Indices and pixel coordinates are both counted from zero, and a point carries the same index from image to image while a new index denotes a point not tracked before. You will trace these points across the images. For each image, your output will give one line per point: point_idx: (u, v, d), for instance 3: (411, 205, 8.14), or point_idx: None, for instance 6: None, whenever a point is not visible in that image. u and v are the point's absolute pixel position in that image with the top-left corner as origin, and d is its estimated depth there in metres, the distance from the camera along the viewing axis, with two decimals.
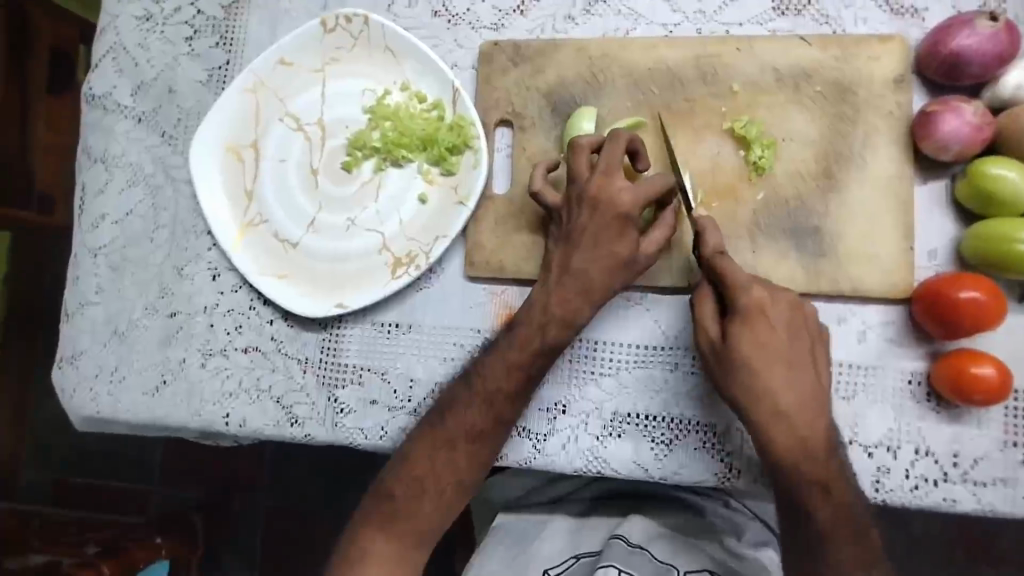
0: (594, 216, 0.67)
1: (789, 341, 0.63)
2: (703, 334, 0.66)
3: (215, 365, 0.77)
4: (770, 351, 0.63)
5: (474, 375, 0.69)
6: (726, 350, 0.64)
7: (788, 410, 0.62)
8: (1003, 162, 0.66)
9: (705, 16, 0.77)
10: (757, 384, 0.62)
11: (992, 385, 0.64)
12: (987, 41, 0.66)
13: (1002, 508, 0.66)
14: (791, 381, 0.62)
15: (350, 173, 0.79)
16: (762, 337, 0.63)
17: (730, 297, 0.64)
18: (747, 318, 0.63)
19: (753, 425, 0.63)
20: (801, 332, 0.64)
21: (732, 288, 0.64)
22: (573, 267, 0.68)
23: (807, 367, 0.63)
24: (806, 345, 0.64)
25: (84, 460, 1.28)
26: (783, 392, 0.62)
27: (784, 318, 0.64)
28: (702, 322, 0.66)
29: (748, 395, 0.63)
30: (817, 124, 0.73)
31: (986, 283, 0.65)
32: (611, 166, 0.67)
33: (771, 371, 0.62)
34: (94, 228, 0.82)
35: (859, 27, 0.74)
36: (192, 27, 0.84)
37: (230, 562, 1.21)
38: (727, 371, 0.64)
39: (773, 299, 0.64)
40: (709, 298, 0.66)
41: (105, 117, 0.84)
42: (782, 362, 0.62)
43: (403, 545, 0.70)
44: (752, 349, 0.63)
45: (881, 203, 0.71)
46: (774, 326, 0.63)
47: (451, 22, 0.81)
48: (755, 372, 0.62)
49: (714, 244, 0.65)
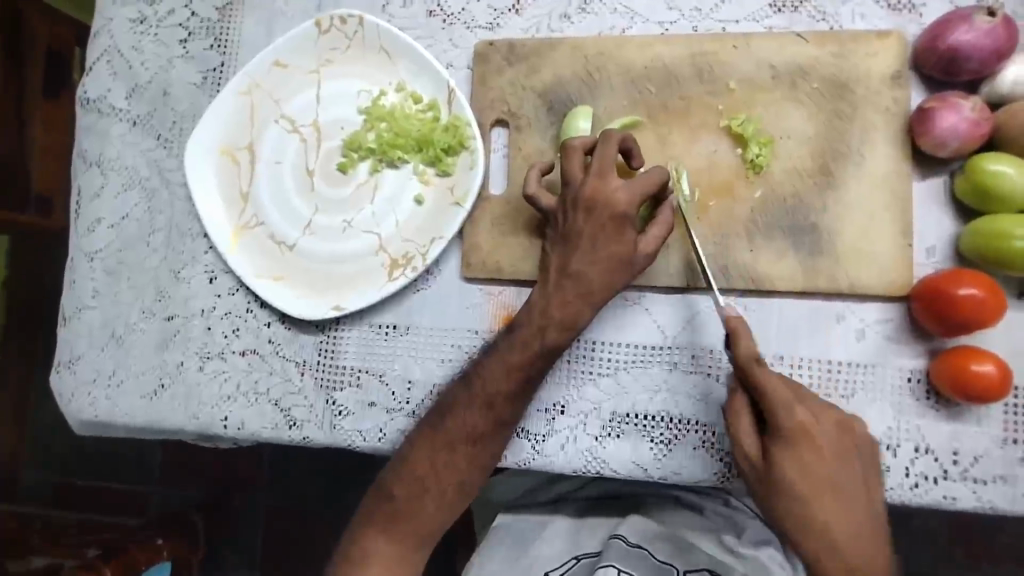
0: (590, 218, 0.67)
1: (839, 468, 0.60)
2: (740, 450, 0.62)
3: (213, 369, 0.77)
4: (819, 483, 0.59)
5: (475, 378, 0.69)
6: (770, 474, 0.60)
7: (845, 548, 0.58)
8: (1001, 158, 0.65)
9: (702, 13, 0.76)
10: (810, 517, 0.59)
11: (992, 383, 0.63)
12: (985, 36, 0.66)
13: (1002, 506, 0.66)
14: (844, 512, 0.59)
15: (346, 174, 0.79)
16: (810, 464, 0.59)
17: (769, 414, 0.60)
18: (793, 441, 0.60)
19: (804, 553, 0.59)
20: (849, 455, 0.61)
21: (774, 409, 0.60)
22: (571, 269, 0.67)
23: (857, 494, 0.60)
24: (854, 468, 0.60)
25: (84, 462, 1.28)
26: (837, 530, 0.58)
27: (832, 440, 0.60)
28: (739, 434, 0.62)
29: (793, 526, 0.59)
30: (814, 121, 0.73)
31: (984, 280, 0.64)
32: (603, 166, 0.67)
33: (822, 502, 0.59)
34: (90, 232, 0.82)
35: (856, 23, 0.74)
36: (186, 29, 0.84)
37: (231, 563, 1.21)
38: (773, 493, 0.60)
39: (818, 420, 0.61)
40: (742, 406, 0.63)
41: (100, 120, 0.83)
42: (832, 492, 0.59)
43: (405, 547, 0.70)
44: (801, 472, 0.59)
45: (879, 200, 0.71)
46: (822, 450, 0.60)
47: (446, 22, 0.80)
48: (807, 503, 0.59)
49: (749, 348, 0.62)
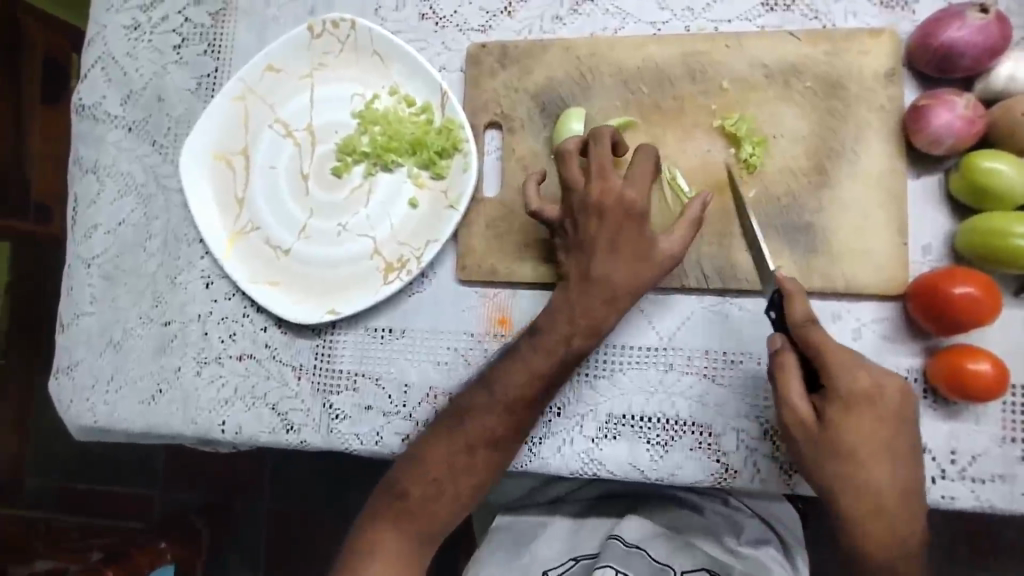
0: (607, 219, 0.66)
1: (895, 433, 0.60)
2: (792, 413, 0.62)
3: (210, 373, 0.78)
4: (876, 447, 0.60)
5: (493, 382, 0.69)
6: (826, 438, 0.60)
7: (890, 507, 0.60)
8: (997, 156, 0.65)
9: (694, 13, 0.76)
10: (857, 477, 0.60)
11: (989, 381, 0.63)
12: (978, 33, 0.65)
13: (1001, 505, 0.66)
14: (894, 473, 0.60)
15: (340, 179, 0.79)
16: (869, 428, 0.60)
17: (831, 381, 0.60)
18: (854, 406, 0.59)
19: (848, 514, 0.61)
20: (905, 419, 0.60)
21: (836, 375, 0.60)
22: (594, 274, 0.67)
23: (907, 455, 0.61)
24: (907, 430, 0.61)
25: (87, 467, 1.28)
26: (886, 491, 0.60)
27: (895, 405, 0.60)
28: (790, 398, 0.62)
29: (844, 487, 0.60)
30: (807, 120, 0.72)
31: (980, 278, 0.64)
32: (602, 165, 0.67)
33: (875, 464, 0.60)
34: (88, 238, 0.82)
35: (848, 21, 0.74)
36: (179, 35, 0.84)
37: (235, 565, 1.22)
38: (826, 456, 0.61)
39: (881, 385, 0.60)
40: (793, 368, 0.62)
41: (96, 127, 0.84)
42: (888, 456, 0.60)
43: (411, 548, 0.71)
44: (857, 436, 0.59)
45: (874, 199, 0.71)
46: (882, 415, 0.60)
47: (439, 24, 0.80)
48: (858, 464, 0.60)
49: (805, 313, 0.61)
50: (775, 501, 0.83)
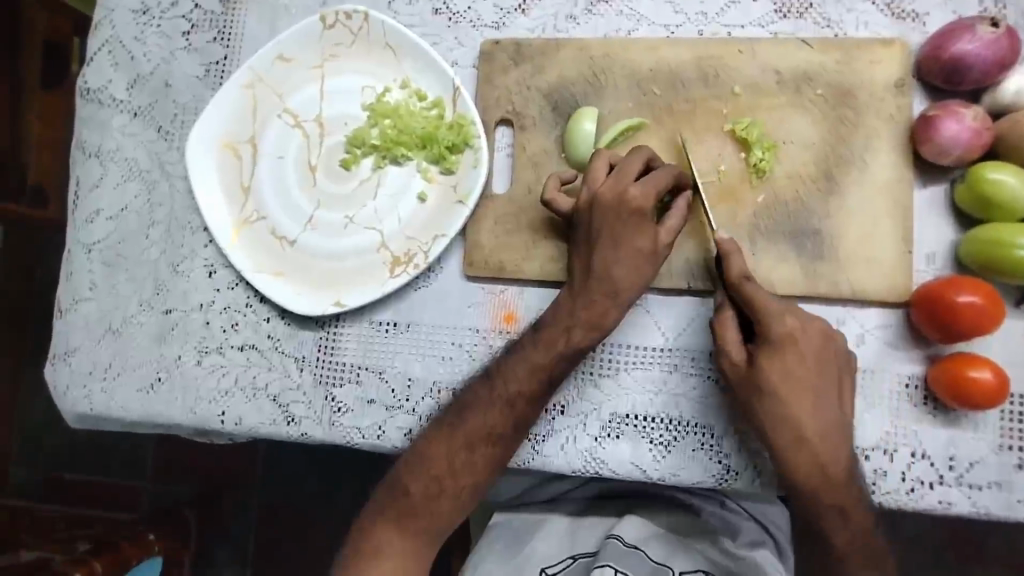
0: (608, 215, 0.68)
1: (818, 374, 0.64)
2: (726, 358, 0.66)
3: (211, 363, 0.77)
4: (799, 385, 0.64)
5: (496, 377, 0.69)
6: (756, 379, 0.64)
7: (814, 443, 0.64)
8: (1002, 167, 0.65)
9: (707, 18, 0.77)
10: (782, 414, 0.64)
11: (990, 389, 0.64)
12: (988, 46, 0.66)
13: (997, 511, 0.67)
14: (818, 411, 0.64)
15: (349, 171, 0.79)
16: (791, 367, 0.64)
17: (760, 324, 0.64)
18: (780, 348, 0.64)
19: (778, 450, 0.64)
20: (830, 363, 0.65)
21: (764, 320, 0.64)
22: (597, 271, 0.68)
23: (832, 396, 0.64)
24: (833, 372, 0.65)
25: (74, 456, 1.26)
26: (808, 426, 0.64)
27: (816, 347, 0.64)
28: (724, 345, 0.66)
29: (772, 424, 0.64)
30: (817, 127, 0.73)
31: (985, 289, 0.65)
32: (624, 168, 0.69)
33: (798, 401, 0.64)
34: (88, 223, 0.81)
35: (860, 30, 0.74)
36: (189, 21, 0.83)
37: (223, 561, 1.20)
38: (756, 397, 0.65)
39: (805, 330, 0.64)
40: (729, 318, 0.66)
41: (100, 111, 0.83)
42: (810, 394, 0.64)
43: (422, 541, 0.71)
44: (779, 375, 0.64)
45: (880, 207, 0.71)
46: (805, 355, 0.64)
47: (452, 20, 0.80)
48: (784, 402, 0.64)
49: (740, 269, 0.65)
50: (770, 505, 0.84)
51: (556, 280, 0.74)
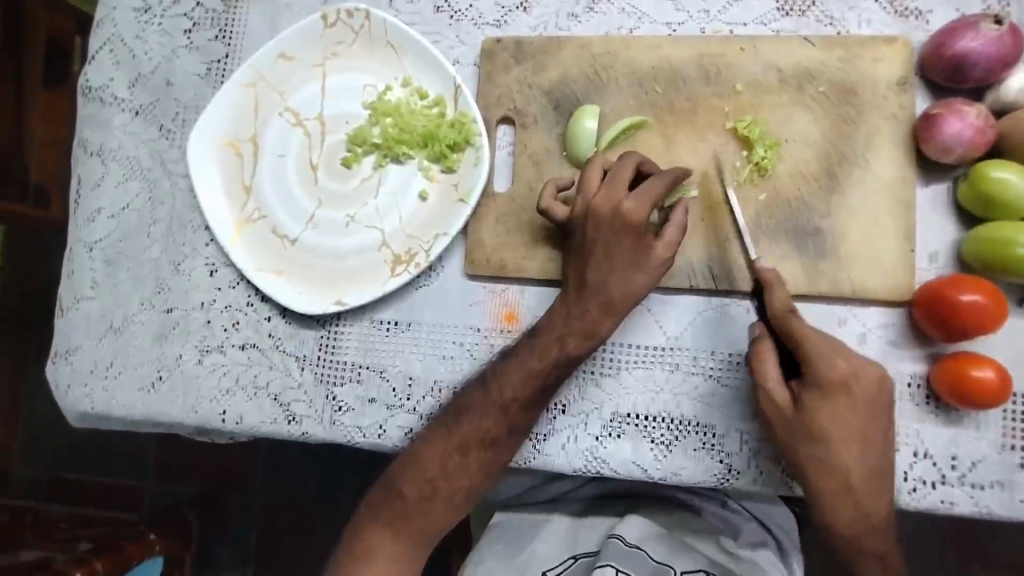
0: (602, 227, 0.68)
1: (868, 418, 0.62)
2: (770, 399, 0.64)
3: (212, 362, 0.77)
4: (849, 431, 0.62)
5: (491, 384, 0.69)
6: (802, 422, 0.63)
7: (858, 488, 0.63)
8: (1005, 165, 0.65)
9: (709, 16, 0.76)
10: (827, 459, 0.63)
11: (993, 388, 0.64)
12: (991, 44, 0.66)
13: (999, 511, 0.66)
14: (863, 456, 0.63)
15: (350, 169, 0.79)
16: (841, 414, 0.62)
17: (810, 368, 0.62)
18: (830, 395, 0.62)
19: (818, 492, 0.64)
20: (879, 405, 0.63)
21: (815, 363, 0.62)
22: (590, 280, 0.68)
23: (877, 439, 0.63)
24: (880, 415, 0.63)
25: (77, 454, 1.26)
26: (854, 472, 0.63)
27: (869, 393, 0.62)
28: (768, 384, 0.64)
29: (815, 468, 0.64)
30: (819, 125, 0.73)
31: (987, 288, 0.64)
32: (616, 176, 0.69)
33: (846, 448, 0.62)
34: (89, 222, 0.81)
35: (862, 28, 0.74)
36: (191, 19, 0.83)
37: (225, 560, 1.20)
38: (802, 440, 0.63)
39: (858, 373, 0.62)
40: (770, 352, 0.64)
41: (102, 110, 0.83)
42: (859, 440, 0.62)
43: (420, 542, 0.71)
44: (830, 422, 0.62)
45: (883, 206, 0.71)
46: (856, 400, 0.62)
47: (453, 18, 0.80)
48: (831, 448, 0.63)
49: (784, 304, 0.64)
50: (773, 505, 0.83)
51: (554, 280, 0.74)
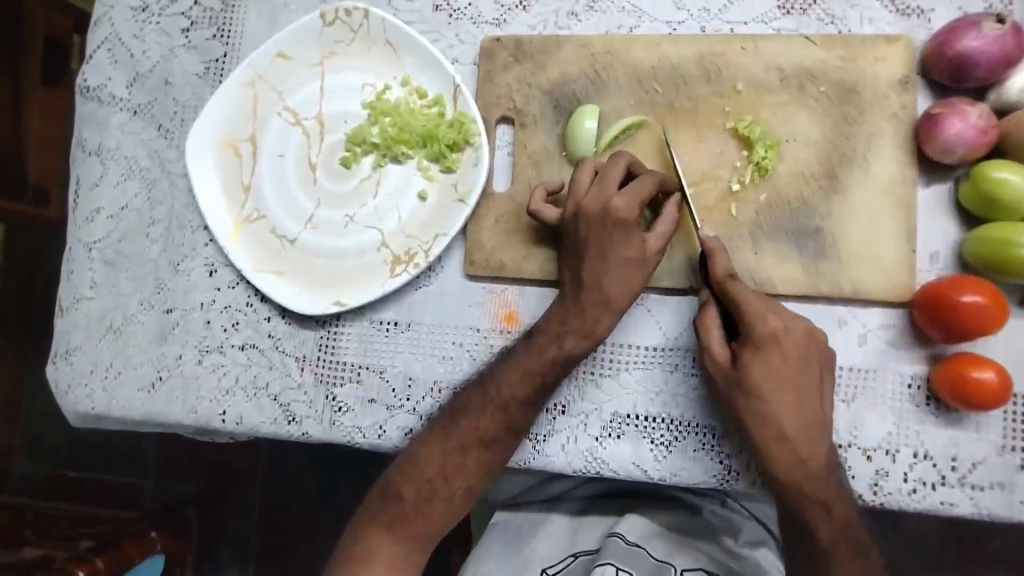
0: (593, 224, 0.68)
1: (801, 373, 0.64)
2: (710, 356, 0.66)
3: (212, 362, 0.77)
4: (782, 382, 0.64)
5: (490, 384, 0.69)
6: (738, 375, 0.65)
7: (797, 441, 0.64)
8: (1008, 166, 0.65)
9: (710, 14, 0.76)
10: (763, 411, 0.64)
11: (993, 390, 0.63)
12: (994, 43, 0.66)
13: (999, 512, 0.66)
14: (800, 408, 0.64)
15: (349, 169, 0.79)
16: (775, 368, 0.64)
17: (743, 322, 0.64)
18: (762, 346, 0.64)
19: (761, 448, 0.65)
20: (812, 359, 0.64)
21: (746, 318, 0.64)
22: (586, 280, 0.68)
23: (813, 393, 0.64)
24: (814, 369, 0.64)
25: (82, 454, 1.27)
26: (789, 421, 0.64)
27: (800, 346, 0.64)
28: (708, 342, 0.66)
29: (753, 419, 0.65)
30: (820, 125, 0.73)
31: (987, 288, 0.64)
32: (607, 176, 0.69)
33: (780, 400, 0.64)
34: (88, 222, 0.81)
35: (864, 27, 0.74)
36: (188, 18, 0.83)
37: (228, 558, 1.21)
38: (739, 392, 0.65)
39: (788, 328, 0.64)
40: (711, 314, 0.66)
41: (100, 109, 0.82)
42: (793, 392, 0.64)
43: (416, 545, 0.71)
44: (764, 375, 0.64)
45: (884, 207, 0.71)
46: (787, 354, 0.64)
47: (452, 17, 0.80)
48: (766, 401, 0.64)
49: (725, 270, 0.65)
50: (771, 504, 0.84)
51: (546, 279, 0.74)
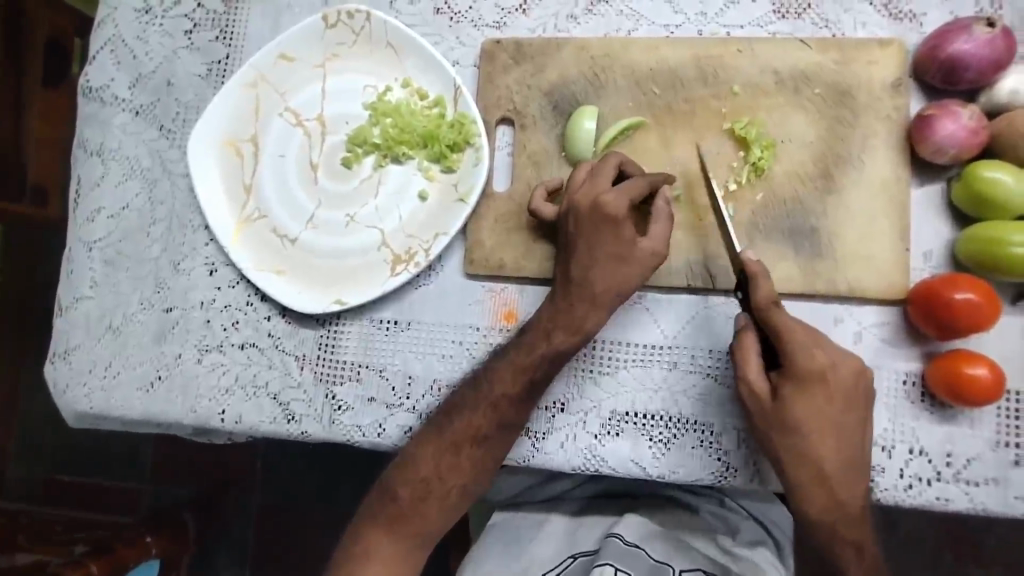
0: (584, 224, 0.69)
1: (844, 410, 0.63)
2: (749, 388, 0.65)
3: (212, 361, 0.77)
4: (825, 420, 0.63)
5: (483, 381, 0.70)
6: (778, 411, 0.64)
7: (834, 478, 0.64)
8: (998, 166, 0.66)
9: (707, 18, 0.77)
10: (803, 448, 0.64)
11: (987, 386, 0.64)
12: (984, 46, 0.67)
13: (993, 507, 0.67)
14: (840, 446, 0.64)
15: (350, 169, 0.79)
16: (819, 406, 0.63)
17: (789, 360, 0.63)
18: (808, 386, 0.63)
19: (795, 483, 0.65)
20: (857, 396, 0.64)
21: (793, 356, 0.63)
22: (575, 276, 0.69)
23: (853, 428, 0.64)
24: (857, 406, 0.64)
25: (77, 458, 1.26)
26: (828, 459, 0.64)
27: (846, 384, 0.63)
28: (748, 375, 0.65)
29: (791, 456, 0.64)
30: (815, 126, 0.74)
31: (981, 286, 0.65)
32: (599, 173, 0.70)
33: (821, 438, 0.64)
34: (89, 221, 0.82)
35: (858, 31, 0.75)
36: (191, 20, 0.84)
37: (223, 563, 1.20)
38: (777, 428, 0.64)
39: (836, 366, 0.63)
40: (753, 346, 0.65)
41: (102, 109, 0.83)
42: (835, 431, 0.63)
43: (415, 543, 0.71)
44: (806, 414, 0.63)
45: (878, 207, 0.72)
46: (833, 393, 0.63)
47: (453, 20, 0.81)
48: (807, 439, 0.64)
49: (769, 297, 0.64)
50: (770, 504, 0.84)
51: (544, 277, 0.75)
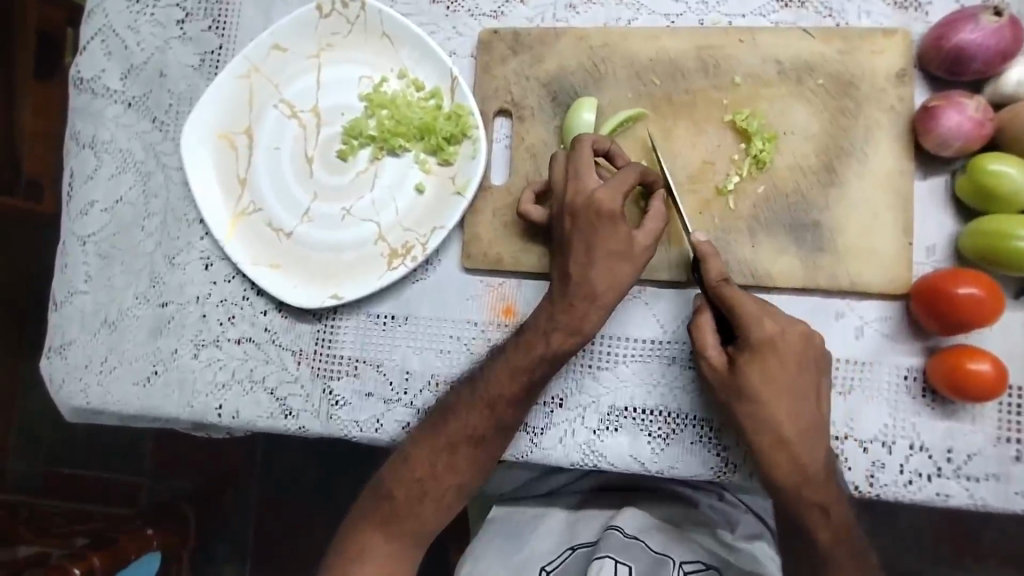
0: (580, 223, 0.67)
1: (797, 374, 0.64)
2: (708, 363, 0.66)
3: (208, 356, 0.77)
4: (781, 385, 0.64)
5: (479, 382, 0.69)
6: (736, 381, 0.65)
7: (793, 441, 0.64)
8: (1004, 158, 0.65)
9: (708, 7, 0.76)
10: (761, 414, 0.64)
11: (990, 382, 0.64)
12: (991, 36, 0.66)
13: (995, 503, 0.66)
14: (796, 409, 0.64)
15: (346, 162, 0.78)
16: (772, 372, 0.64)
17: (741, 328, 0.64)
18: (760, 352, 0.64)
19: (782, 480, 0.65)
20: (808, 362, 0.64)
21: (742, 324, 0.64)
22: (575, 275, 0.67)
23: (809, 393, 0.64)
24: (811, 373, 0.64)
25: (77, 450, 1.26)
26: (786, 425, 0.64)
27: (795, 349, 0.64)
28: (707, 350, 0.66)
29: (751, 423, 0.65)
30: (818, 118, 0.73)
31: (984, 280, 0.64)
32: (580, 168, 0.68)
33: (777, 403, 0.64)
34: (83, 215, 0.81)
35: (862, 20, 0.74)
36: (183, 9, 0.82)
37: (223, 554, 1.20)
38: (736, 398, 0.65)
39: (784, 332, 0.64)
40: (708, 321, 0.67)
41: (94, 102, 0.82)
42: (789, 395, 0.64)
43: (411, 541, 0.71)
44: (762, 382, 0.64)
45: (882, 201, 0.71)
46: (785, 358, 0.64)
47: (450, 9, 0.80)
48: (764, 405, 0.64)
49: (719, 272, 0.66)
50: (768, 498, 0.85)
51: (540, 271, 0.74)
